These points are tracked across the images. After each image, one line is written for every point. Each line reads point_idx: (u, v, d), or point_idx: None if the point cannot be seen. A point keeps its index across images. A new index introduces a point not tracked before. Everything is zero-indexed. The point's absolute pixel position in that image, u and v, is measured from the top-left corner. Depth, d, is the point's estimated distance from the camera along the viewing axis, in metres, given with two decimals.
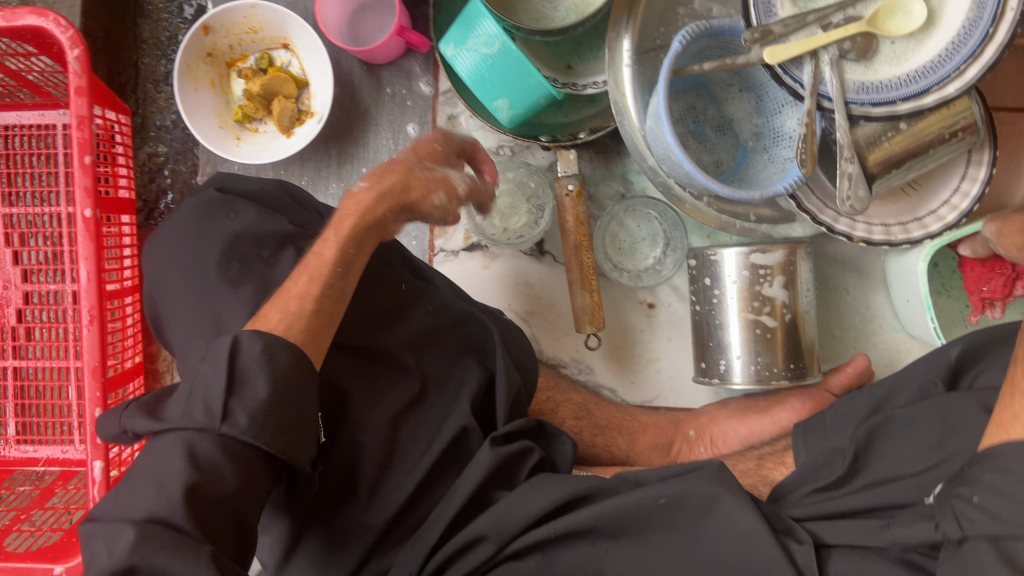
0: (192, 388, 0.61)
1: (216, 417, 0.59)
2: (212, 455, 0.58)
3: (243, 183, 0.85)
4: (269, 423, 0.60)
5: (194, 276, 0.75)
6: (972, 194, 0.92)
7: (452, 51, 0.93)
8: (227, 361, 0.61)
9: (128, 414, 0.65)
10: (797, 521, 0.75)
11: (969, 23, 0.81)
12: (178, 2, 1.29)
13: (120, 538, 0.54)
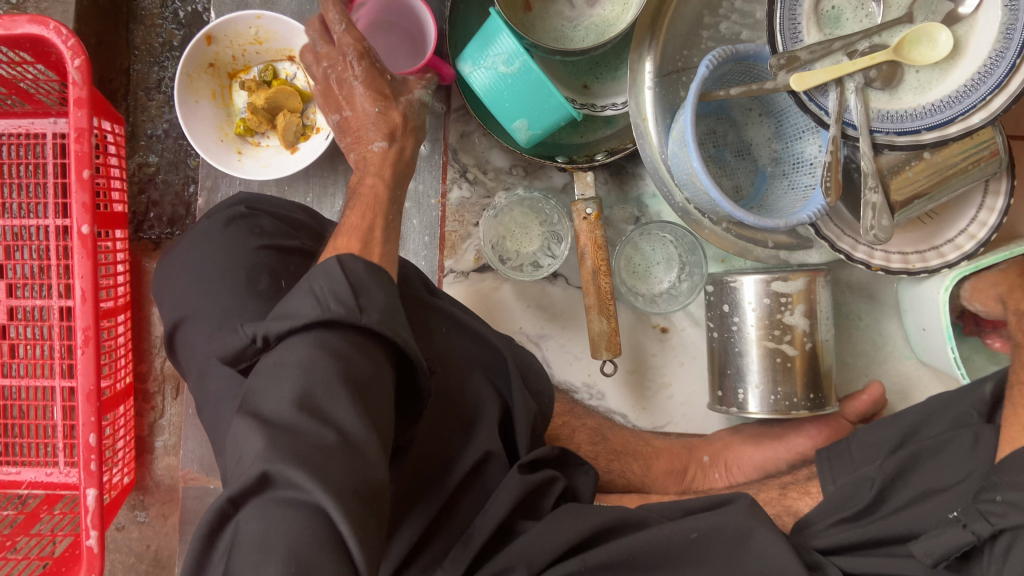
0: (314, 291, 0.56)
1: (351, 308, 0.55)
2: (345, 348, 0.53)
3: (271, 204, 0.85)
4: (397, 321, 0.58)
5: (220, 292, 0.73)
6: (990, 224, 0.91)
7: (469, 68, 0.91)
8: (340, 270, 0.58)
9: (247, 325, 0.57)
10: (820, 553, 0.73)
11: (996, 52, 0.79)
12: (172, 8, 1.24)
13: (247, 447, 0.47)
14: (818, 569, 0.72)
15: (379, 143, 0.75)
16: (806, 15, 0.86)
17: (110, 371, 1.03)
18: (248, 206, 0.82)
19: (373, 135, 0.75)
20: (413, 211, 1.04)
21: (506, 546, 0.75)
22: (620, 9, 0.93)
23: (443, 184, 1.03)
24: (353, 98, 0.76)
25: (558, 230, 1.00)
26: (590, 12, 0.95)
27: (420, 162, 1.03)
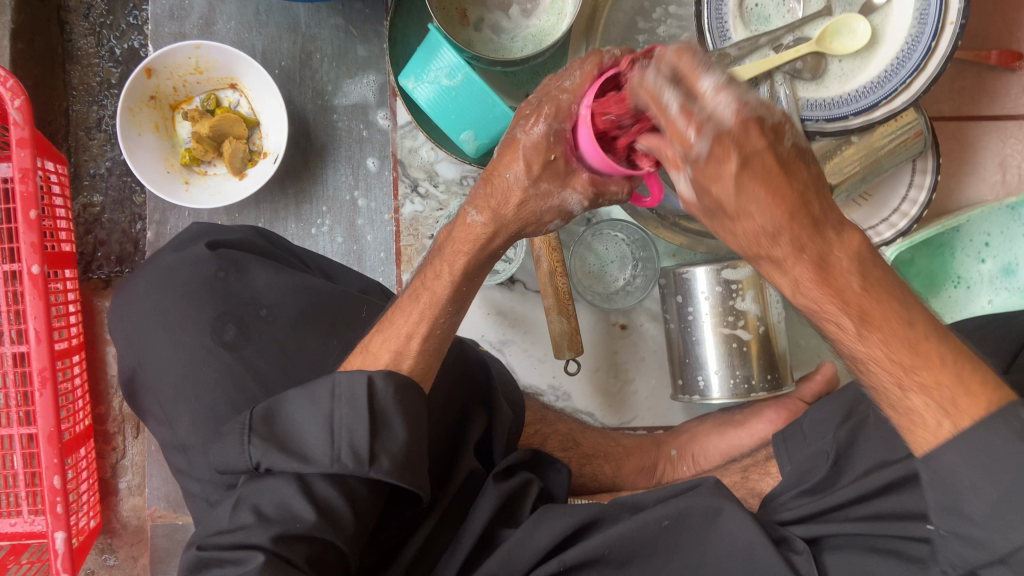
0: (332, 420, 0.60)
1: (363, 462, 0.59)
2: (331, 495, 0.59)
3: (228, 232, 0.79)
4: (410, 465, 0.61)
5: (186, 337, 0.71)
6: (921, 201, 0.97)
7: (412, 84, 0.94)
8: (368, 399, 0.60)
9: (257, 441, 0.59)
10: (783, 526, 0.78)
11: (912, 37, 0.87)
12: (108, 45, 1.23)
13: (245, 565, 0.55)
14: (784, 542, 0.77)
15: (473, 213, 0.66)
16: (731, 14, 0.91)
17: (69, 413, 1.01)
18: (209, 243, 0.75)
19: (477, 200, 0.65)
20: (366, 229, 1.04)
21: (489, 552, 0.76)
22: (555, 19, 0.95)
23: (395, 200, 1.04)
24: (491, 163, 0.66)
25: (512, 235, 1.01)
26: (526, 23, 0.97)
27: (369, 180, 1.04)
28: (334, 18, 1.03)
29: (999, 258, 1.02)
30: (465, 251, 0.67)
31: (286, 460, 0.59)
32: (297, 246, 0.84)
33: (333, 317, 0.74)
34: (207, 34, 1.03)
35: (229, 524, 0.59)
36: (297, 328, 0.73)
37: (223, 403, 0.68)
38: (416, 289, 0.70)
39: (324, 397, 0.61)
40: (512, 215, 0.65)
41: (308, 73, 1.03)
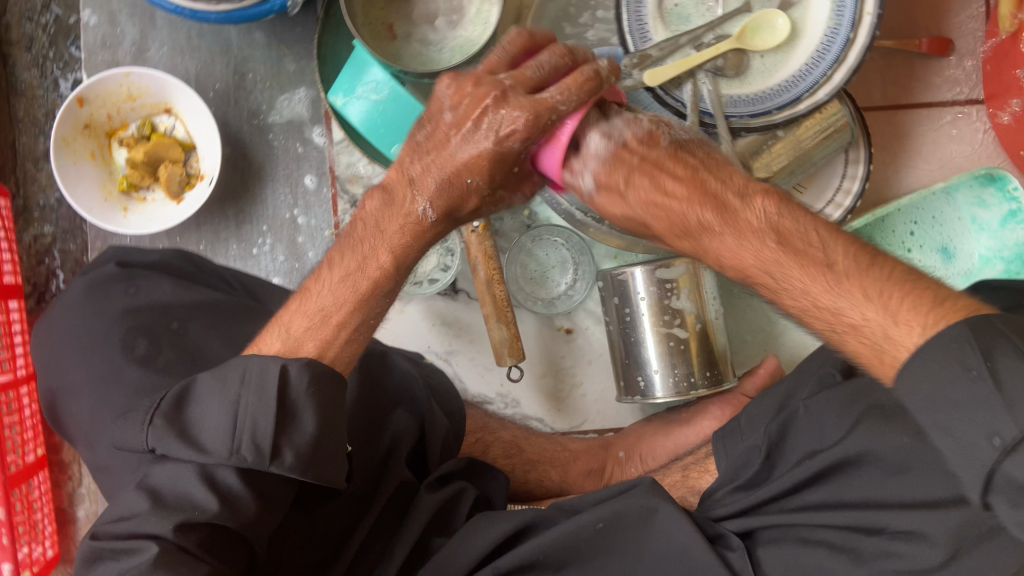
0: (236, 408, 0.59)
1: (264, 455, 0.58)
2: (233, 482, 0.59)
3: (144, 253, 0.80)
4: (317, 460, 0.60)
5: (97, 358, 0.71)
6: (854, 191, 0.98)
7: (341, 101, 0.93)
8: (277, 390, 0.59)
9: (158, 427, 0.60)
10: (717, 522, 0.79)
11: (831, 30, 0.87)
12: (52, 77, 1.20)
13: (139, 554, 0.56)
14: (721, 538, 0.77)
15: (426, 207, 0.66)
16: (650, 16, 0.92)
17: (16, 445, 1.01)
18: (118, 264, 0.77)
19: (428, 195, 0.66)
20: (307, 246, 1.05)
21: (424, 561, 0.76)
22: (481, 29, 0.95)
23: (335, 216, 1.04)
24: (432, 138, 0.66)
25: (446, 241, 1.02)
26: (453, 34, 0.97)
27: (308, 198, 1.04)
28: (265, 39, 1.03)
29: (925, 246, 1.03)
30: (397, 240, 0.68)
31: (188, 448, 0.59)
32: (222, 266, 0.85)
33: (247, 325, 0.74)
34: (140, 61, 1.04)
35: (129, 511, 0.59)
36: (214, 349, 0.71)
37: None
38: (342, 268, 0.68)
39: (232, 385, 0.60)
40: (461, 211, 0.68)
41: (242, 94, 1.04)
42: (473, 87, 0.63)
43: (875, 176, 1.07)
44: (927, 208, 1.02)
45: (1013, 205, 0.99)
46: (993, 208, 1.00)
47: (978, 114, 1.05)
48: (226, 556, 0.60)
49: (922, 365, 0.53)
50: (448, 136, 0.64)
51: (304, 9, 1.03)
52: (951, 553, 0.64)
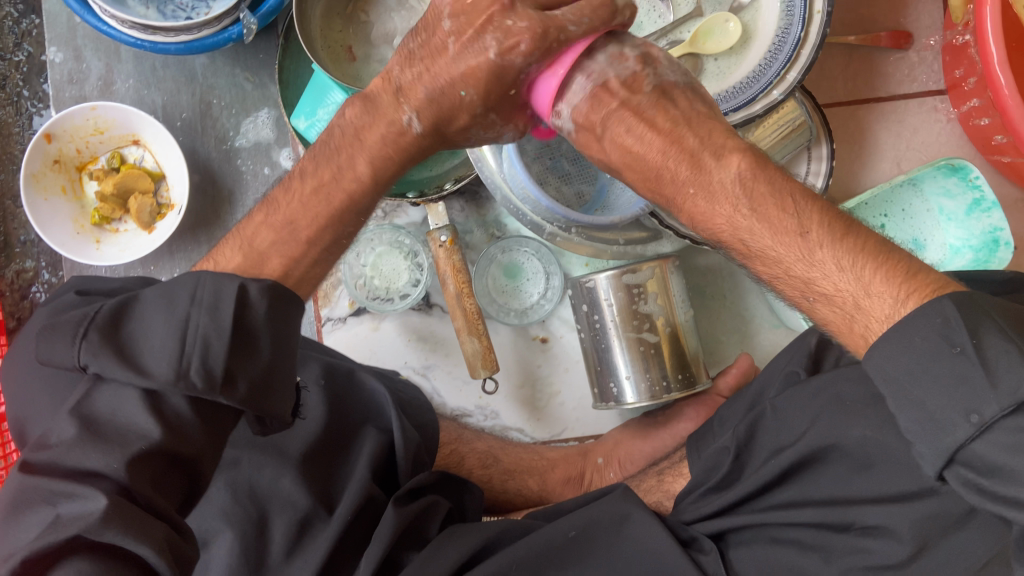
0: (184, 330, 0.54)
1: (215, 383, 0.54)
2: (181, 410, 0.55)
3: (105, 282, 0.82)
4: (269, 390, 0.57)
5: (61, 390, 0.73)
6: (818, 187, 0.98)
7: (304, 124, 0.94)
8: (234, 314, 0.55)
9: (93, 347, 0.54)
10: (689, 525, 0.79)
11: (782, 31, 0.88)
12: (27, 114, 1.11)
13: (86, 505, 0.51)
14: (694, 542, 0.78)
15: (411, 116, 0.65)
16: None
17: None
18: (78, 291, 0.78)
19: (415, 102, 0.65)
20: None
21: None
22: None
23: None
24: (428, 51, 0.64)
25: (416, 253, 1.03)
26: None
27: None
28: (229, 65, 1.05)
29: (896, 239, 1.04)
30: (377, 153, 0.66)
31: (130, 372, 0.54)
32: None
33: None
34: (108, 94, 1.06)
35: (56, 438, 0.54)
36: None
37: None
38: (315, 179, 0.66)
39: (178, 301, 0.55)
40: (449, 127, 0.67)
41: (209, 122, 1.05)
42: (472, 0, 0.61)
43: (842, 172, 1.07)
44: (898, 200, 1.02)
45: (976, 194, 0.97)
46: (958, 197, 0.99)
47: (941, 105, 1.05)
48: (169, 487, 0.56)
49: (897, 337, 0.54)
50: (446, 44, 0.63)
51: (266, 36, 1.05)
52: (917, 545, 0.64)
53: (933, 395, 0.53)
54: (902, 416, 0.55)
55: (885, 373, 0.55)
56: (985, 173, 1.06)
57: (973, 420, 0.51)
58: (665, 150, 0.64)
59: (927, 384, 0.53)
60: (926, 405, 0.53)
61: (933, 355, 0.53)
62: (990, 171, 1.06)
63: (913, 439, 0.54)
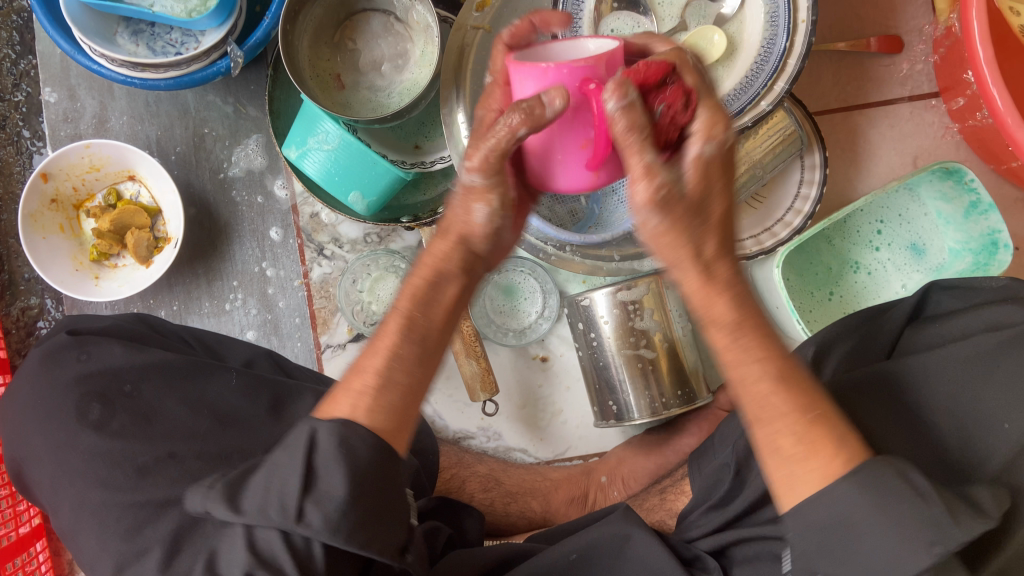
0: (270, 476, 0.55)
1: (293, 521, 0.53)
2: (274, 544, 0.54)
3: (98, 320, 0.84)
4: (360, 527, 0.54)
5: (55, 426, 0.76)
6: (812, 195, 0.97)
7: (295, 154, 0.93)
8: (306, 453, 0.55)
9: (212, 495, 0.57)
10: (692, 543, 0.79)
11: (767, 42, 0.88)
12: (28, 152, 1.11)
13: None
14: (698, 560, 0.77)
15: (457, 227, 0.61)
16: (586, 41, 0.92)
17: (8, 518, 1.02)
18: (69, 332, 0.82)
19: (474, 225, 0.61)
20: (278, 298, 1.06)
21: None
22: (425, 71, 0.97)
23: (303, 265, 1.06)
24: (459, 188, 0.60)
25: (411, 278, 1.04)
26: (399, 78, 0.99)
27: (276, 250, 1.06)
28: (220, 97, 1.06)
29: (894, 244, 1.04)
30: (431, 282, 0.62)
31: (226, 510, 0.55)
32: (182, 326, 0.89)
33: (205, 384, 0.80)
34: (103, 131, 1.07)
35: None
36: (169, 408, 0.77)
37: (92, 494, 0.72)
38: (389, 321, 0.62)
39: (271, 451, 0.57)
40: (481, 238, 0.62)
41: (203, 155, 1.06)
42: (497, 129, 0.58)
43: (836, 181, 1.06)
44: (894, 205, 1.02)
45: (972, 197, 0.95)
46: (955, 201, 0.98)
47: (934, 109, 1.04)
48: None
49: (828, 499, 0.54)
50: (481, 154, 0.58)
51: (256, 68, 1.06)
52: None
53: (896, 528, 0.53)
54: (860, 543, 0.54)
55: (849, 505, 0.54)
56: (983, 176, 1.05)
57: (935, 551, 0.52)
58: (682, 230, 0.55)
59: (846, 545, 0.54)
60: (886, 538, 0.53)
61: (898, 494, 0.53)
62: (989, 173, 1.05)
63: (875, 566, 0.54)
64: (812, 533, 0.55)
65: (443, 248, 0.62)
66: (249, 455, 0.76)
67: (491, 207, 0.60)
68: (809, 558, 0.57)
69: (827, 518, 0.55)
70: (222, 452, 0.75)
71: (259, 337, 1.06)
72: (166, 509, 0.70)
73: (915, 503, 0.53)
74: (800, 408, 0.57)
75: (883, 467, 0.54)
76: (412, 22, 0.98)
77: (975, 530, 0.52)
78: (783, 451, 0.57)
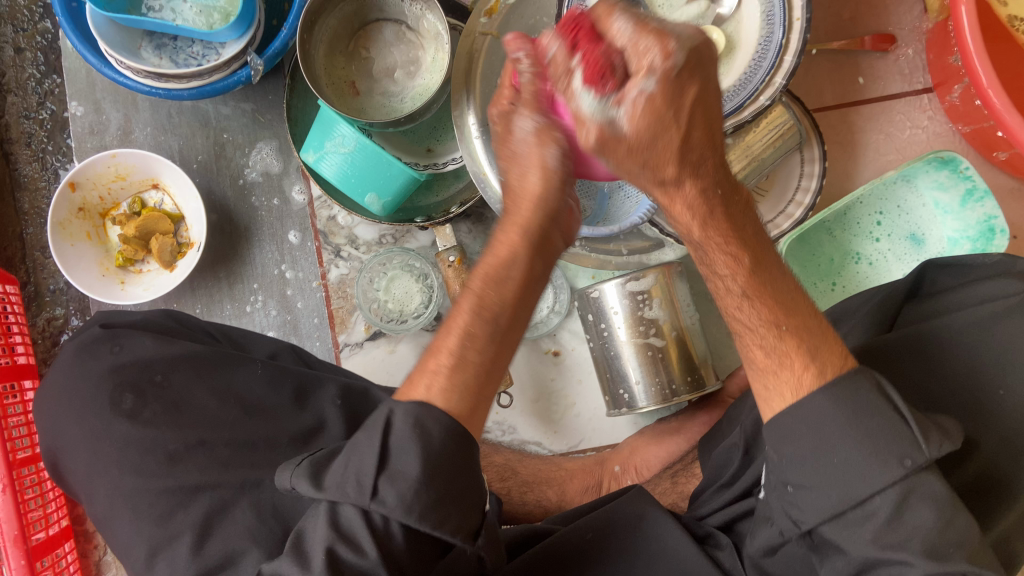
0: (351, 456, 0.59)
1: (365, 495, 0.56)
2: (352, 522, 0.57)
3: (129, 315, 0.88)
4: (440, 496, 0.56)
5: (89, 417, 0.79)
6: (812, 188, 1.01)
7: (313, 157, 0.97)
8: (385, 430, 0.58)
9: (299, 471, 0.61)
10: (703, 521, 0.81)
11: (765, 39, 0.90)
12: (54, 168, 1.15)
13: None
14: (711, 538, 0.79)
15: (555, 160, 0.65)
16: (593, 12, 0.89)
17: (37, 517, 1.04)
18: (103, 325, 0.85)
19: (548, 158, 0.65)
20: (297, 299, 1.10)
21: None
22: (436, 76, 1.01)
23: (321, 267, 1.10)
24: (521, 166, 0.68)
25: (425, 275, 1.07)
26: (412, 84, 1.03)
27: (294, 252, 1.10)
28: (239, 107, 1.10)
29: (894, 235, 1.06)
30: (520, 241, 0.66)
31: (308, 486, 0.59)
32: (207, 322, 0.93)
33: (231, 375, 0.82)
34: (127, 142, 1.12)
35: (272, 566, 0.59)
36: (197, 397, 0.80)
37: (125, 481, 0.75)
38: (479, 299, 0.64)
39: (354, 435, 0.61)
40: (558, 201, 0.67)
41: (224, 162, 1.10)
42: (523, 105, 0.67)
43: (835, 173, 1.10)
44: (894, 196, 1.05)
45: (968, 184, 0.99)
46: (952, 189, 1.01)
47: (929, 102, 1.07)
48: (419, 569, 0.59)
49: (817, 417, 0.61)
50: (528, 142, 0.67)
51: (273, 77, 1.10)
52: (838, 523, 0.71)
53: (870, 440, 0.59)
54: (834, 452, 0.60)
55: (828, 413, 0.61)
56: (979, 166, 1.08)
57: (906, 464, 0.58)
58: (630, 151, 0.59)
59: (823, 455, 0.60)
60: (855, 448, 0.59)
61: (874, 408, 0.60)
62: (983, 164, 1.08)
63: (844, 472, 0.59)
64: (788, 444, 0.62)
65: (520, 219, 0.66)
66: (274, 441, 0.79)
67: (561, 147, 0.64)
68: (784, 469, 0.62)
69: (804, 427, 0.61)
70: (249, 438, 0.78)
71: (280, 337, 1.09)
72: (197, 494, 0.74)
73: (891, 418, 0.59)
74: (770, 321, 0.66)
75: (860, 379, 0.61)
76: (423, 31, 1.02)
77: (943, 447, 0.58)
78: (757, 363, 0.67)
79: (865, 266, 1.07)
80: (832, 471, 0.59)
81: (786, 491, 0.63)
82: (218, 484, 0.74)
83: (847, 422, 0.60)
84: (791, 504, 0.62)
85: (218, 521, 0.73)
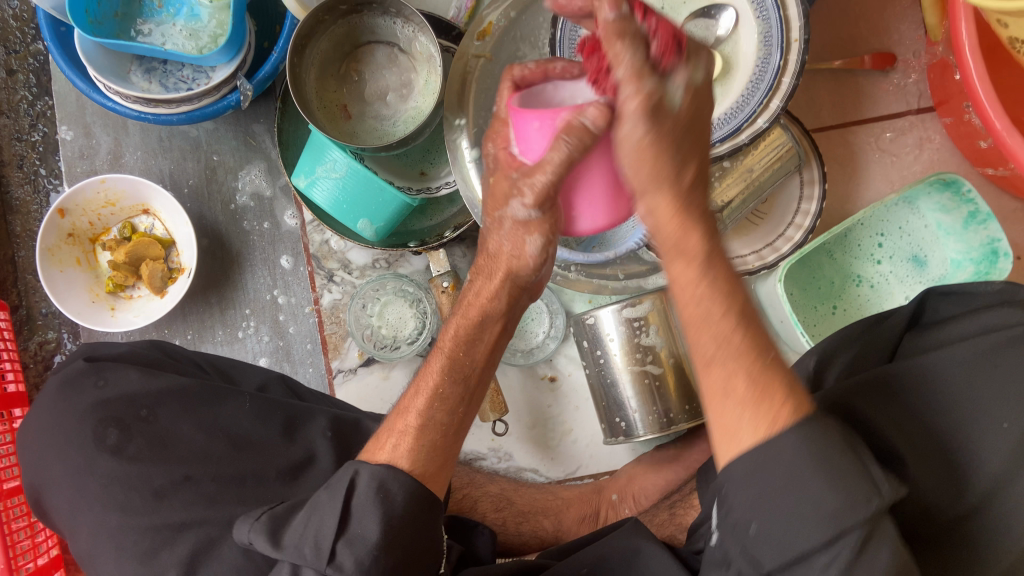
0: (312, 514, 0.60)
1: (323, 557, 0.58)
2: None
3: (114, 347, 0.87)
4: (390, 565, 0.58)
5: (73, 452, 0.77)
6: (812, 211, 0.99)
7: (304, 182, 0.95)
8: (346, 493, 0.60)
9: (258, 528, 0.61)
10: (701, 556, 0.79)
11: (761, 61, 0.88)
12: (45, 190, 1.14)
13: None
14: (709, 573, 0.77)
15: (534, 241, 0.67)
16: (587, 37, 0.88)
17: (27, 549, 1.01)
18: (88, 359, 0.84)
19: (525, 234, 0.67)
20: (290, 325, 1.08)
21: None
22: (429, 99, 1.00)
23: (314, 291, 1.08)
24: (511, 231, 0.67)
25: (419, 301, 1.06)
26: (404, 107, 1.02)
27: (286, 277, 1.08)
28: (231, 129, 1.09)
29: (895, 256, 1.05)
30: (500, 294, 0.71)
31: (268, 544, 0.60)
32: (196, 353, 0.91)
33: (218, 410, 0.81)
34: (118, 166, 1.11)
35: None
36: (183, 433, 0.78)
37: (107, 519, 0.74)
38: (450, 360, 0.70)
39: (316, 491, 0.63)
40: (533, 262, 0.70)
41: (215, 186, 1.09)
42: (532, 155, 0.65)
43: (835, 194, 1.08)
44: (898, 216, 1.03)
45: (970, 207, 0.96)
46: (955, 212, 0.98)
47: (930, 122, 1.06)
48: None
49: (772, 454, 0.51)
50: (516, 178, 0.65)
51: (265, 100, 1.09)
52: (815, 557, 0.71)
53: (836, 473, 0.50)
54: (801, 488, 0.50)
55: (795, 450, 0.51)
56: (982, 187, 1.06)
57: (873, 501, 0.50)
58: (663, 148, 0.55)
59: (789, 493, 0.51)
60: (825, 492, 0.50)
61: (840, 449, 0.51)
62: (987, 184, 1.06)
63: (814, 507, 0.50)
64: (749, 483, 0.52)
65: (490, 287, 0.71)
66: (261, 476, 0.77)
67: (543, 238, 0.67)
68: (747, 508, 0.53)
69: (762, 466, 0.52)
70: (236, 474, 0.77)
71: (272, 363, 1.08)
72: (182, 532, 0.72)
73: (858, 461, 0.51)
74: None
75: (822, 419, 0.53)
76: (415, 53, 1.01)
77: (902, 487, 0.51)
78: None
79: (869, 288, 1.06)
80: (794, 513, 0.51)
81: (748, 533, 0.53)
82: (203, 521, 0.73)
83: (795, 462, 0.51)
84: (750, 545, 0.53)
85: (204, 560, 0.71)
